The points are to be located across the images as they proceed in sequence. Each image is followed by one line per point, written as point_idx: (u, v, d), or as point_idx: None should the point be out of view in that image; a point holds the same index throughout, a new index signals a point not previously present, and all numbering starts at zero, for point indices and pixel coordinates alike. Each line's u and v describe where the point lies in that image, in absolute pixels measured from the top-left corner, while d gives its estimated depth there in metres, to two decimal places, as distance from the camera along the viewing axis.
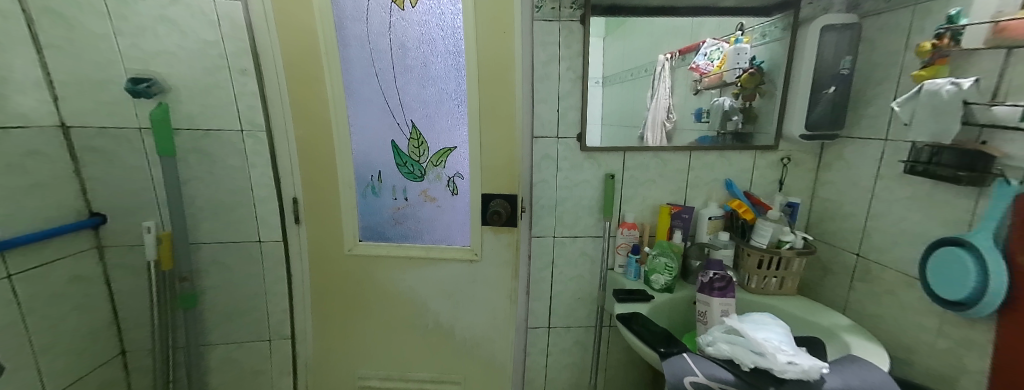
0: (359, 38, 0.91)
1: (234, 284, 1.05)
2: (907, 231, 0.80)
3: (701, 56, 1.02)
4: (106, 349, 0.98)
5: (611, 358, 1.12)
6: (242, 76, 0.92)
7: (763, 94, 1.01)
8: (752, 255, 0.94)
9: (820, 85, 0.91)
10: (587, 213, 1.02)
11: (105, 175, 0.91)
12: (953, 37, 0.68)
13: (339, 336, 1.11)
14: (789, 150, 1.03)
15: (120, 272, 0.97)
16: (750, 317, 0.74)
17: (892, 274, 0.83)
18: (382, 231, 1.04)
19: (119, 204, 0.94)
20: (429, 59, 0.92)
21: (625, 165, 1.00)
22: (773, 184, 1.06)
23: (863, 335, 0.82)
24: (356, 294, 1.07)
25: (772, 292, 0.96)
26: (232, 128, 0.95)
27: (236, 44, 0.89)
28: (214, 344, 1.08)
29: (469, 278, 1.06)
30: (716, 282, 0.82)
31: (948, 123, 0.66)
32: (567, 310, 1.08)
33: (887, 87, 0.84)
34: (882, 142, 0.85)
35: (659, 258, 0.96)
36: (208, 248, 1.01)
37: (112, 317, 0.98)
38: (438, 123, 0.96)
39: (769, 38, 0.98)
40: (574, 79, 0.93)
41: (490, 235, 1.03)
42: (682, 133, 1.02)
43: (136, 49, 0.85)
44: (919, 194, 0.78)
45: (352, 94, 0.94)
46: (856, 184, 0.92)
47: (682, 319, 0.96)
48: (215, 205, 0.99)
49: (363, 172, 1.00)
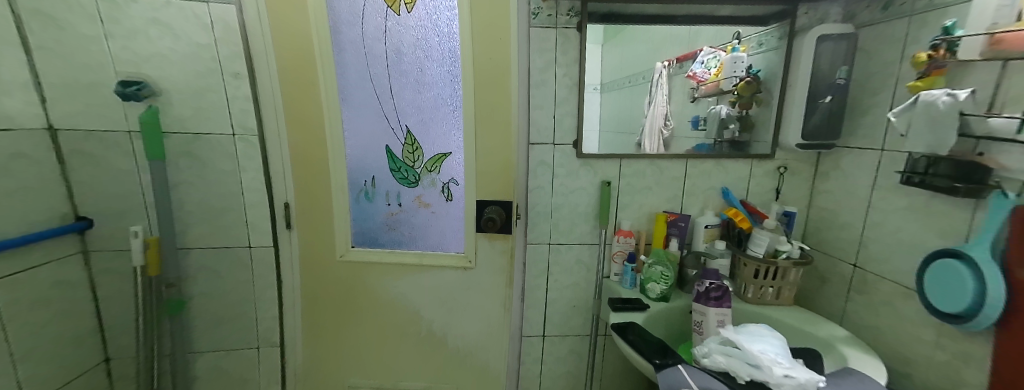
0: (354, 43, 0.90)
1: (222, 291, 1.03)
2: (904, 242, 0.80)
3: (698, 64, 1.04)
4: (89, 356, 0.95)
5: (606, 367, 1.10)
6: (235, 79, 0.90)
7: (760, 103, 1.02)
8: (748, 265, 0.93)
9: (817, 94, 0.91)
10: (582, 220, 1.01)
11: (93, 179, 0.89)
12: (949, 49, 0.69)
13: (331, 344, 1.09)
14: (785, 159, 1.03)
15: (105, 277, 0.95)
16: (746, 328, 0.73)
17: (889, 285, 0.83)
18: (375, 237, 1.03)
19: (107, 208, 0.92)
20: (424, 65, 0.92)
21: (621, 172, 0.99)
22: (770, 193, 1.06)
23: (860, 347, 0.81)
24: (349, 301, 1.06)
25: (769, 302, 0.95)
26: (224, 132, 0.93)
27: (230, 48, 0.88)
28: (200, 352, 1.05)
29: (463, 285, 1.05)
30: (712, 292, 0.81)
31: (945, 134, 0.66)
32: (562, 318, 1.06)
33: (884, 98, 0.85)
34: (879, 152, 0.85)
35: (655, 267, 0.95)
36: (196, 254, 0.99)
37: (96, 323, 0.96)
38: (432, 129, 0.96)
39: (766, 48, 1.00)
40: (569, 86, 0.92)
41: (485, 242, 1.02)
42: (679, 141, 1.02)
43: (127, 52, 0.84)
44: (916, 204, 0.78)
45: (347, 98, 0.93)
46: (854, 194, 0.92)
47: (678, 329, 0.95)
48: (205, 210, 0.97)
49: (356, 176, 0.98)
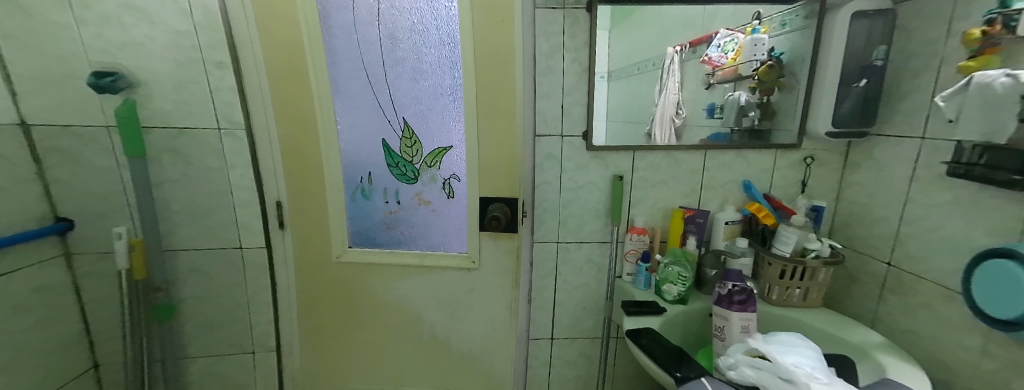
0: (345, 28, 0.83)
1: (214, 294, 0.99)
2: (946, 240, 0.74)
3: (714, 48, 0.95)
4: (76, 363, 0.92)
5: (618, 371, 1.05)
6: (218, 69, 0.85)
7: (783, 88, 0.95)
8: (773, 265, 0.87)
9: (849, 78, 0.84)
10: (593, 216, 0.96)
11: (71, 178, 0.85)
12: (1006, 23, 0.61)
13: (329, 349, 1.04)
14: (812, 150, 0.96)
15: (90, 281, 0.91)
16: (776, 337, 0.66)
17: (928, 286, 0.77)
18: (374, 237, 0.97)
19: (88, 209, 0.87)
20: (421, 51, 0.85)
21: (635, 165, 0.94)
22: (795, 186, 0.99)
23: (898, 354, 0.74)
24: (347, 304, 1.00)
25: (794, 305, 0.89)
26: (209, 126, 0.88)
27: (210, 35, 0.83)
28: (193, 357, 1.02)
29: (467, 287, 0.99)
30: (736, 295, 0.75)
31: (1003, 119, 0.58)
32: (571, 320, 1.02)
33: (926, 81, 0.77)
34: (919, 141, 0.78)
35: (671, 267, 0.88)
36: (185, 255, 0.94)
37: (82, 328, 0.92)
38: (432, 121, 0.89)
39: (789, 28, 0.91)
40: (579, 72, 0.87)
41: (489, 241, 0.95)
42: (692, 130, 0.95)
43: (100, 41, 0.79)
44: (962, 199, 0.71)
45: (339, 89, 0.87)
46: (888, 187, 0.85)
47: (696, 333, 0.89)
48: (193, 210, 0.92)
49: (351, 173, 0.92)
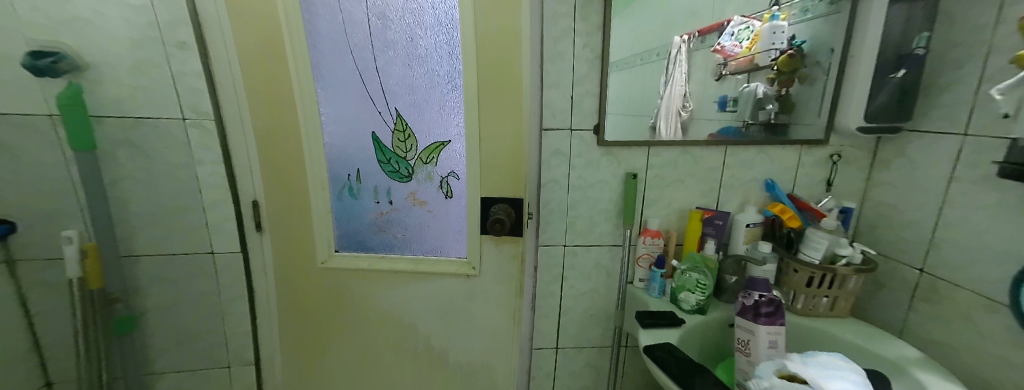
0: (329, 6, 0.74)
1: (184, 302, 0.90)
2: (990, 247, 0.67)
3: (727, 36, 0.86)
4: (25, 382, 0.83)
5: (626, 381, 0.99)
6: (181, 50, 0.76)
7: (803, 79, 0.87)
8: (800, 271, 0.80)
9: (885, 67, 0.76)
10: (603, 218, 0.88)
11: (13, 175, 0.74)
12: None
13: (314, 361, 0.95)
14: (839, 146, 0.89)
15: (37, 290, 0.81)
16: (815, 360, 0.58)
17: (967, 296, 0.71)
18: (363, 240, 0.89)
19: (33, 209, 0.77)
20: (416, 33, 0.75)
21: (649, 163, 0.86)
22: (820, 185, 0.92)
23: (938, 371, 0.67)
24: (335, 313, 0.92)
25: (820, 314, 0.82)
26: (173, 115, 0.79)
27: (170, 11, 0.73)
28: (162, 372, 0.94)
29: (466, 295, 0.90)
30: (763, 307, 0.68)
31: None
32: (578, 328, 0.95)
33: (971, 71, 0.69)
34: (961, 138, 0.71)
35: (689, 273, 0.81)
36: (148, 261, 0.85)
37: (30, 343, 0.83)
38: (426, 113, 0.80)
39: (811, 14, 0.84)
40: (590, 60, 0.79)
41: (490, 246, 0.87)
42: (699, 124, 0.86)
43: (38, 15, 0.68)
44: (1011, 202, 0.64)
45: (322, 76, 0.77)
46: (922, 188, 0.78)
47: (715, 346, 0.82)
48: (157, 211, 0.83)
49: (337, 170, 0.83)
